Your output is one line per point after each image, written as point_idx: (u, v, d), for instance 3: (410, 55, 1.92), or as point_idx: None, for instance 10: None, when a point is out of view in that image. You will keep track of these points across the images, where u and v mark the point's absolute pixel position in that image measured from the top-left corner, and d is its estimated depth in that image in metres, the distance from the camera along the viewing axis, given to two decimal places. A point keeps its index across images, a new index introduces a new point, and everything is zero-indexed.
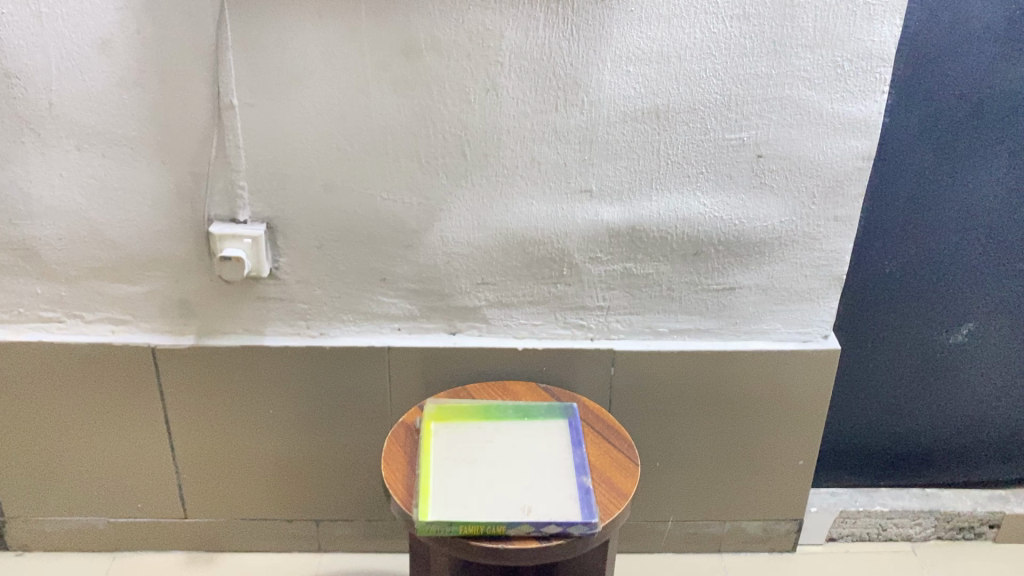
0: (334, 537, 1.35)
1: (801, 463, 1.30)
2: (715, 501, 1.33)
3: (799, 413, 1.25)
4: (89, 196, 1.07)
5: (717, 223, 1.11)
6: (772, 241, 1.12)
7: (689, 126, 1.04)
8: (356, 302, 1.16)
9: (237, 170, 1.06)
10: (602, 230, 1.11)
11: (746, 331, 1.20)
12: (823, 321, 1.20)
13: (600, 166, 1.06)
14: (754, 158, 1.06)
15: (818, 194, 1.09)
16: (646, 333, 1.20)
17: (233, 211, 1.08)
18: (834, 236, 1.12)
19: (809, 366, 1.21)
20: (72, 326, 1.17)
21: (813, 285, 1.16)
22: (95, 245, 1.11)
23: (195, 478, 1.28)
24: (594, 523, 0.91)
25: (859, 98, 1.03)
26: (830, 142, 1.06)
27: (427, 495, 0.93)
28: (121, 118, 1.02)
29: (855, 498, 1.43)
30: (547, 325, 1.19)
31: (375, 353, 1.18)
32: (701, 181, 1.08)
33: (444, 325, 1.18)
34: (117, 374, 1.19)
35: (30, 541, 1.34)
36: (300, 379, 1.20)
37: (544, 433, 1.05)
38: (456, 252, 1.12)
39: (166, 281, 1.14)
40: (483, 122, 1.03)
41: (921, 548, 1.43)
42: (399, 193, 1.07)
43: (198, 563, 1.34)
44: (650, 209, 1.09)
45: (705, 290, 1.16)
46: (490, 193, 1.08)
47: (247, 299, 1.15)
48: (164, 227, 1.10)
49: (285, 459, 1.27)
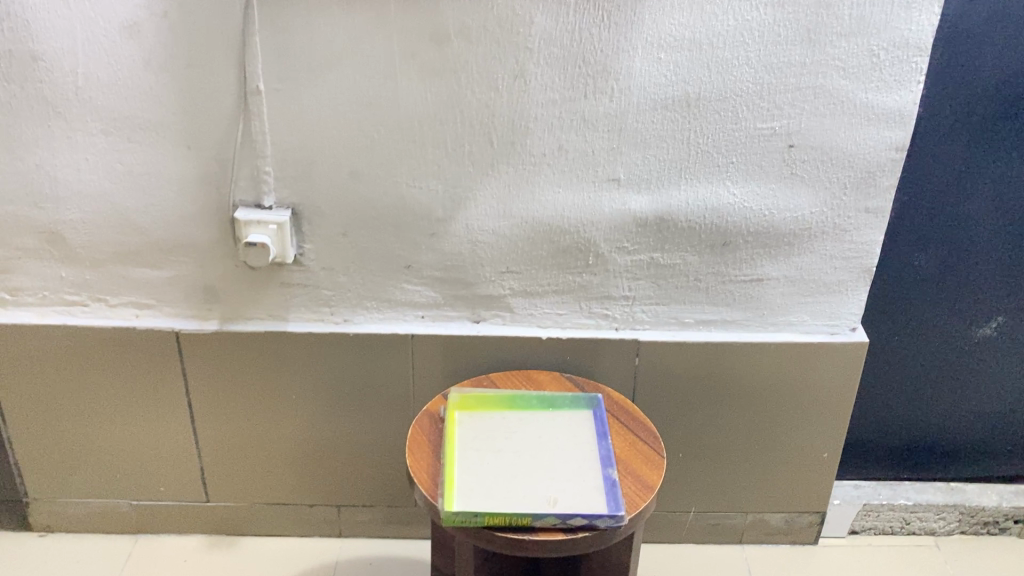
0: (355, 522, 1.35)
1: (826, 455, 1.28)
2: (738, 492, 1.32)
3: (824, 404, 1.23)
4: (115, 180, 1.07)
5: (747, 214, 1.09)
6: (802, 233, 1.11)
7: (720, 115, 1.03)
8: (380, 290, 1.15)
9: (262, 156, 1.05)
10: (629, 220, 1.09)
11: (774, 323, 1.19)
12: (852, 313, 1.18)
13: (628, 154, 1.05)
14: (785, 148, 1.05)
15: (850, 185, 1.08)
16: (671, 324, 1.19)
17: (258, 197, 1.08)
18: (865, 228, 1.11)
19: (837, 358, 1.20)
20: (97, 310, 1.17)
21: (842, 277, 1.15)
22: (120, 229, 1.10)
23: (218, 462, 1.28)
24: (620, 516, 0.91)
25: (894, 88, 1.01)
26: (864, 132, 1.04)
27: (452, 486, 0.93)
28: (147, 103, 1.02)
29: (878, 491, 1.41)
30: (571, 315, 1.18)
31: (399, 341, 1.18)
32: (730, 171, 1.06)
33: (468, 313, 1.18)
34: (140, 357, 1.19)
35: (54, 521, 1.34)
36: (324, 366, 1.20)
37: (569, 423, 1.05)
38: (481, 241, 1.11)
39: (191, 267, 1.14)
40: (511, 110, 1.02)
41: (944, 542, 1.42)
42: (425, 180, 1.06)
43: (220, 545, 1.35)
44: (678, 198, 1.08)
45: (732, 282, 1.15)
46: (517, 181, 1.07)
47: (271, 285, 1.15)
48: (189, 212, 1.09)
49: (308, 445, 1.27)
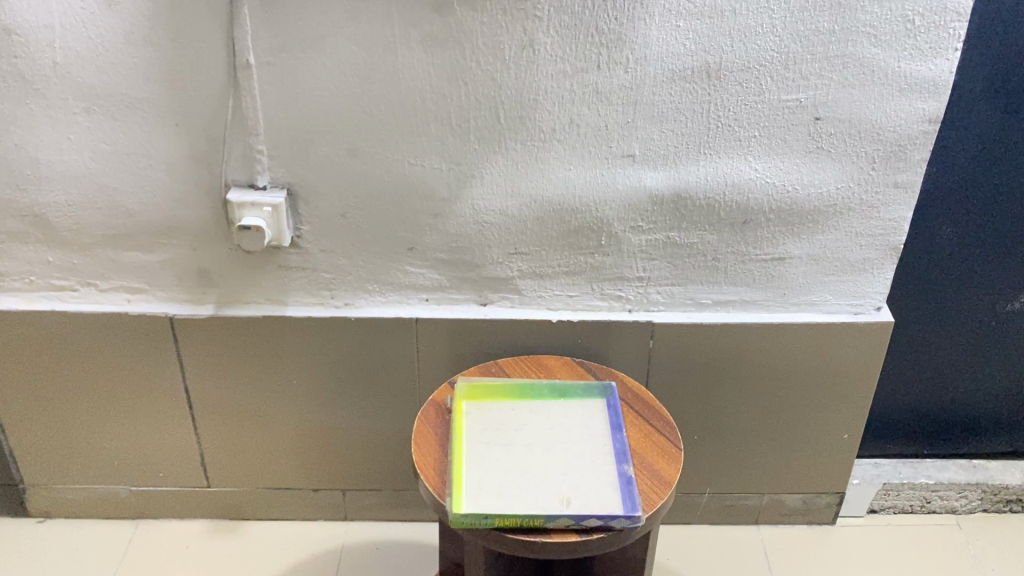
0: (361, 506, 1.31)
1: (846, 436, 1.24)
2: (754, 474, 1.28)
3: (846, 385, 1.19)
4: (100, 160, 1.01)
5: (769, 191, 1.03)
6: (827, 210, 1.05)
7: (741, 86, 0.96)
8: (383, 272, 1.10)
9: (255, 134, 0.99)
10: (644, 197, 1.04)
11: (795, 303, 1.13)
12: (877, 292, 1.12)
13: (643, 129, 0.99)
14: (811, 121, 0.98)
15: (878, 159, 1.01)
16: (687, 304, 1.13)
17: (252, 177, 1.02)
18: (893, 204, 1.05)
19: (860, 339, 1.14)
20: (87, 296, 1.12)
21: (868, 255, 1.09)
22: (107, 211, 1.05)
23: (218, 448, 1.25)
24: (637, 517, 0.86)
25: (929, 56, 0.94)
26: (895, 104, 0.97)
27: (460, 485, 0.89)
28: (131, 78, 0.95)
29: (898, 470, 1.37)
30: (582, 297, 1.12)
31: (403, 325, 1.13)
32: (752, 146, 1.00)
33: (474, 296, 1.12)
34: (134, 343, 1.14)
35: (52, 507, 1.31)
36: (324, 350, 1.15)
37: (581, 414, 1.00)
38: (488, 221, 1.05)
39: (184, 250, 1.08)
40: (519, 84, 0.96)
41: (965, 520, 1.38)
42: (428, 158, 1.00)
43: (223, 531, 1.32)
44: (697, 174, 1.02)
45: (752, 260, 1.09)
46: (525, 158, 1.01)
47: (268, 268, 1.10)
48: (179, 194, 1.03)
49: (311, 429, 1.23)
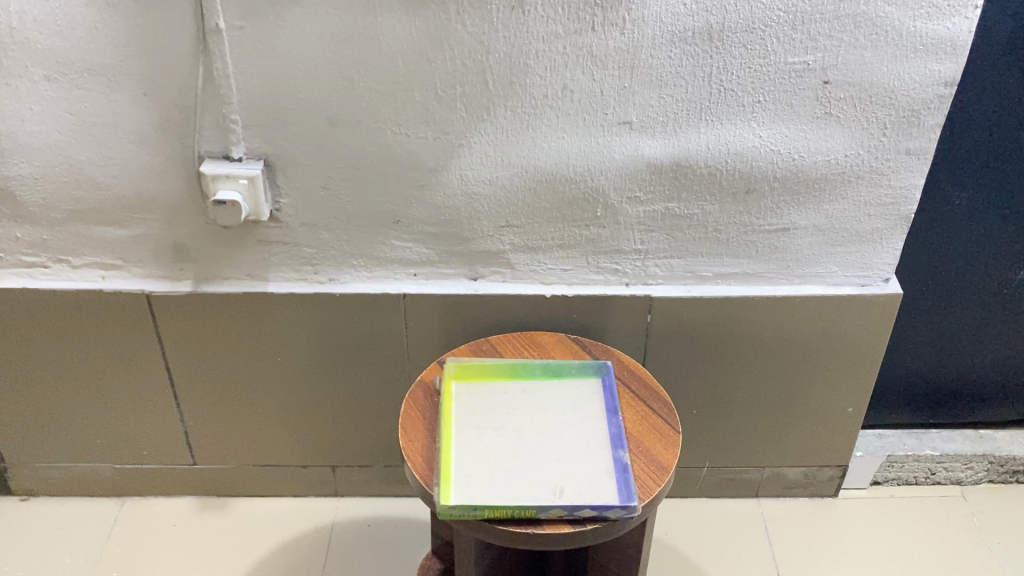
0: (351, 482, 1.28)
1: (851, 410, 1.20)
2: (755, 448, 1.25)
3: (852, 358, 1.14)
4: (65, 131, 0.95)
5: (774, 158, 0.98)
6: (834, 178, 1.00)
7: (745, 48, 0.90)
8: (368, 247, 1.05)
9: (228, 103, 0.93)
10: (642, 166, 0.98)
11: (800, 275, 1.08)
12: (885, 263, 1.07)
13: (641, 94, 0.93)
14: (820, 85, 0.92)
15: (890, 125, 0.95)
16: (687, 278, 1.08)
17: (227, 148, 0.96)
18: (905, 171, 0.99)
19: (867, 311, 1.10)
20: (59, 272, 1.08)
21: (877, 225, 1.04)
22: (76, 184, 0.99)
23: (203, 425, 1.21)
24: (633, 507, 0.82)
25: (947, 14, 0.88)
26: (909, 66, 0.91)
27: (448, 474, 0.85)
28: (93, 44, 0.89)
29: (903, 441, 1.34)
30: (577, 270, 1.07)
31: (390, 301, 1.08)
32: (757, 111, 0.94)
33: (464, 270, 1.07)
34: (111, 320, 1.10)
35: (36, 486, 1.28)
36: (309, 326, 1.11)
37: (576, 396, 0.96)
38: (478, 192, 1.00)
39: (158, 224, 1.03)
40: (508, 47, 0.89)
41: (971, 492, 1.35)
42: (413, 127, 0.95)
43: (211, 508, 1.29)
44: (698, 142, 0.96)
45: (755, 232, 1.04)
46: (515, 126, 0.95)
47: (247, 243, 1.05)
48: (152, 166, 0.98)
49: (297, 406, 1.19)
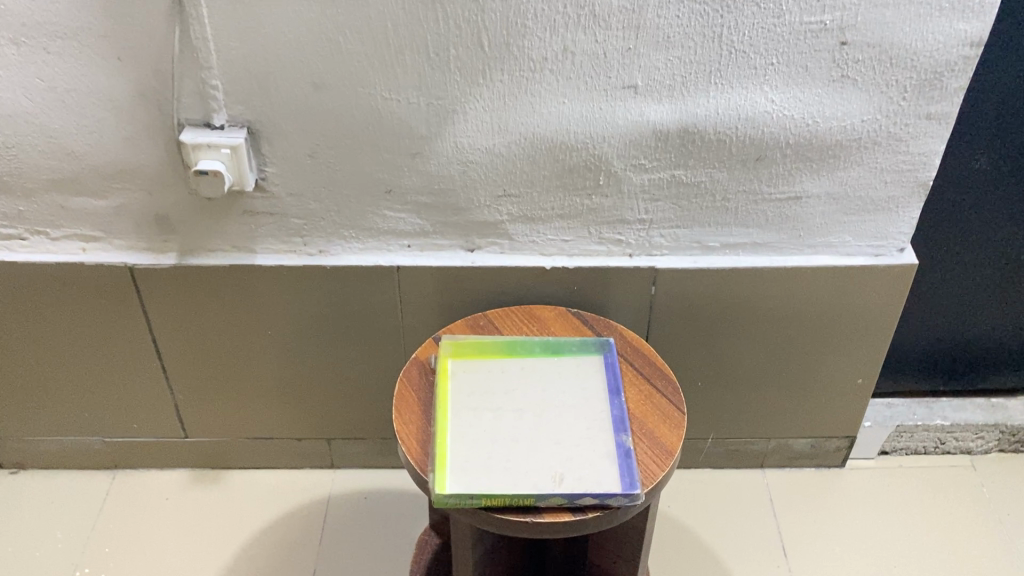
0: (347, 454, 1.26)
1: (860, 381, 1.16)
2: (762, 419, 1.21)
3: (863, 330, 1.10)
4: (35, 98, 0.89)
5: (787, 124, 0.92)
6: (850, 144, 0.94)
7: (759, 7, 0.84)
8: (359, 217, 1.00)
9: (207, 68, 0.87)
10: (647, 132, 0.93)
11: (811, 245, 1.04)
12: (901, 232, 1.03)
13: (647, 56, 0.87)
14: (837, 46, 0.86)
15: (910, 88, 0.90)
16: (693, 249, 1.04)
17: (208, 115, 0.91)
18: (925, 136, 0.94)
19: (881, 282, 1.05)
20: (37, 245, 1.03)
21: (893, 193, 0.99)
22: (50, 154, 0.94)
23: (193, 399, 1.18)
24: (636, 495, 0.79)
25: None
26: (934, 25, 0.85)
27: (444, 461, 0.82)
28: (60, 5, 0.83)
29: (912, 410, 1.30)
30: (579, 241, 1.03)
31: (384, 274, 1.04)
32: (769, 74, 0.89)
33: (461, 241, 1.03)
34: (93, 293, 1.06)
35: (24, 459, 1.25)
36: (300, 299, 1.06)
37: (577, 375, 0.92)
38: (474, 160, 0.95)
39: (139, 194, 0.98)
40: (505, 6, 0.83)
41: (981, 461, 1.32)
42: (404, 92, 0.89)
43: (203, 481, 1.26)
44: (706, 106, 0.91)
45: (766, 200, 0.99)
46: (513, 91, 0.89)
47: (232, 213, 1.00)
48: (129, 134, 0.93)
49: (290, 379, 1.15)
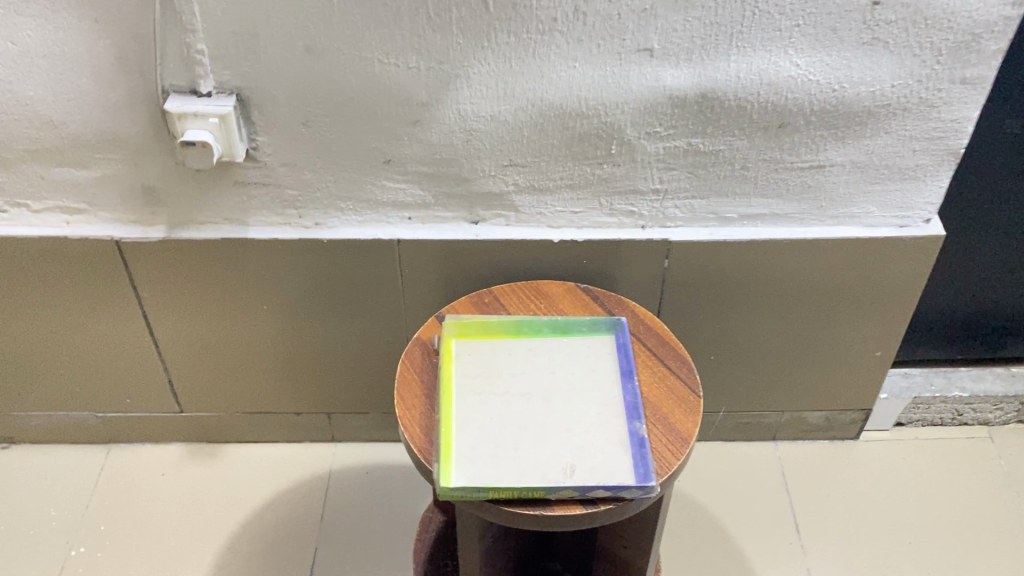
0: (348, 428, 1.22)
1: (879, 353, 1.12)
2: (775, 392, 1.18)
3: (884, 302, 1.06)
4: (9, 63, 0.83)
5: (812, 89, 0.86)
6: (878, 110, 0.88)
7: None
8: (357, 188, 0.95)
9: (191, 31, 0.81)
10: (663, 98, 0.87)
11: (833, 216, 0.99)
12: (927, 202, 0.97)
13: (664, 17, 0.81)
14: (869, 7, 0.80)
15: (945, 51, 0.84)
16: (709, 220, 0.99)
17: (194, 82, 0.85)
18: (958, 102, 0.88)
19: (905, 254, 1.01)
20: (18, 217, 0.98)
21: (921, 161, 0.93)
22: (27, 122, 0.88)
23: (187, 373, 1.14)
24: (651, 487, 0.75)
25: None
26: None
27: (449, 450, 0.78)
28: None
29: (930, 381, 1.27)
30: (589, 213, 0.98)
31: (383, 247, 0.99)
32: (795, 36, 0.82)
33: (464, 213, 0.98)
34: (79, 268, 1.01)
35: (16, 433, 1.22)
36: (295, 273, 1.02)
37: (588, 356, 0.87)
38: (478, 128, 0.89)
39: (123, 165, 0.93)
40: None
41: (998, 433, 1.28)
42: (402, 56, 0.83)
43: (200, 455, 1.23)
44: (726, 71, 0.85)
45: (787, 169, 0.93)
46: (520, 54, 0.83)
47: (223, 184, 0.95)
48: (110, 101, 0.87)
49: (286, 353, 1.11)
